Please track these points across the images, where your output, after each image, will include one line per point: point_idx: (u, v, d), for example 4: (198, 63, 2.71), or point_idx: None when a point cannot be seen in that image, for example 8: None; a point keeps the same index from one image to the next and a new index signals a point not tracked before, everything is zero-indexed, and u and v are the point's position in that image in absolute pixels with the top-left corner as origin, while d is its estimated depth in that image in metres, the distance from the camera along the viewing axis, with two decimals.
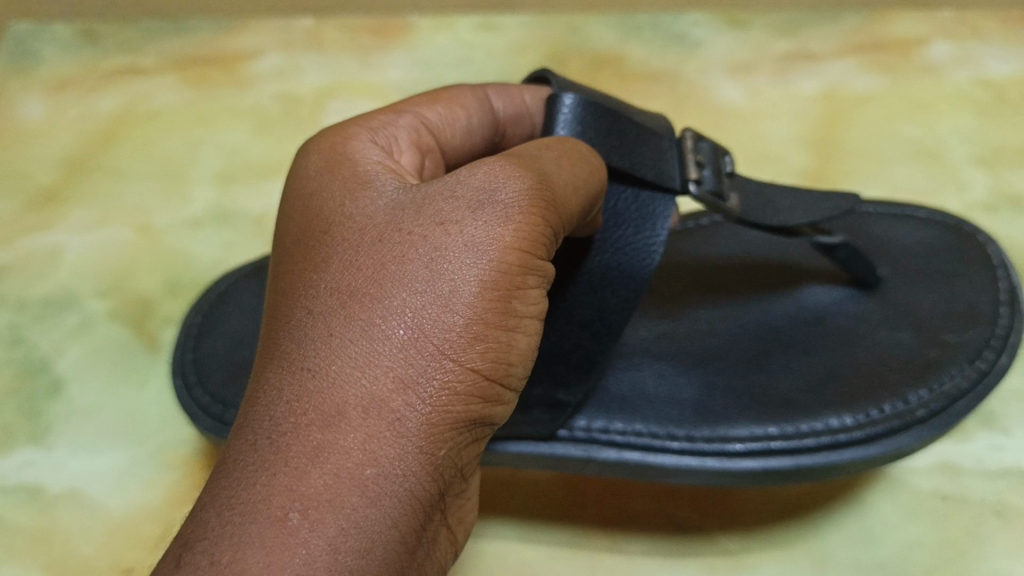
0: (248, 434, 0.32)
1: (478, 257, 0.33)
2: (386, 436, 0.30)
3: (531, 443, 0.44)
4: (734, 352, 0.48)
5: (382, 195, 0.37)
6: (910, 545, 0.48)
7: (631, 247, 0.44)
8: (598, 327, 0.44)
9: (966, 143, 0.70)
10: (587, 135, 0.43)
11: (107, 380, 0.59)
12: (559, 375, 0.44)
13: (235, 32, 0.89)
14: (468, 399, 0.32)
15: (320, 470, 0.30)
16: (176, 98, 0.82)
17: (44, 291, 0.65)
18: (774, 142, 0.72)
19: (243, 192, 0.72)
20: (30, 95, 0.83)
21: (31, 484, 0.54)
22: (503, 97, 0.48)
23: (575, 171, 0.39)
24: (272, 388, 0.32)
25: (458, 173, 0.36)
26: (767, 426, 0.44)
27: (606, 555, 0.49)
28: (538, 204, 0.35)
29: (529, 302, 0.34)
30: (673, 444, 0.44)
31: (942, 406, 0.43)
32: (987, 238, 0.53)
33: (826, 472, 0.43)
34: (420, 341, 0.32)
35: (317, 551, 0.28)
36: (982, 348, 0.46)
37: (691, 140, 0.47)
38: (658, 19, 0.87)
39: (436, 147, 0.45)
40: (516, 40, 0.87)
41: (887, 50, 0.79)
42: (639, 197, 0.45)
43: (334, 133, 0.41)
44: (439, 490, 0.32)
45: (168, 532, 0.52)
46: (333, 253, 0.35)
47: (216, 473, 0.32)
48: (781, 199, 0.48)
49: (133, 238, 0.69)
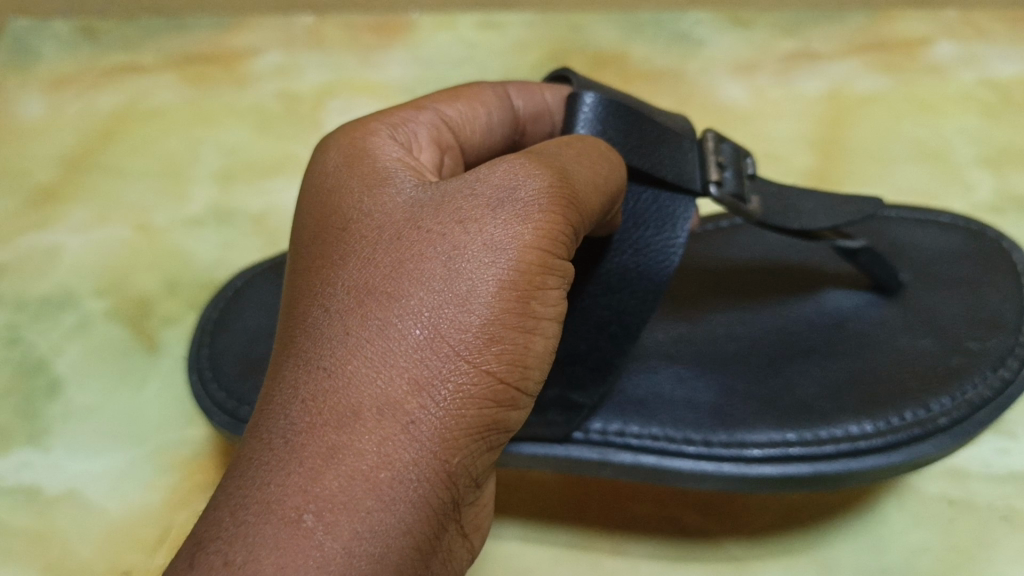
0: (262, 433, 0.31)
1: (497, 256, 0.33)
2: (402, 438, 0.30)
3: (546, 445, 0.44)
4: (753, 356, 0.47)
5: (399, 192, 0.36)
6: (917, 549, 0.48)
7: (650, 248, 0.44)
8: (616, 329, 0.43)
9: (972, 144, 0.70)
10: (607, 135, 0.43)
11: (107, 380, 0.58)
12: (576, 377, 0.43)
13: (235, 29, 0.88)
14: (486, 402, 0.32)
15: (335, 471, 0.29)
16: (175, 96, 0.81)
17: (41, 290, 0.64)
18: (779, 142, 0.72)
19: (244, 190, 0.71)
20: (27, 92, 0.82)
21: (29, 485, 0.53)
22: (523, 95, 0.48)
23: (597, 170, 0.38)
24: (287, 386, 0.32)
25: (477, 171, 0.35)
26: (784, 431, 0.43)
27: (609, 558, 0.49)
28: (559, 204, 0.35)
29: (548, 304, 0.34)
30: (689, 449, 0.43)
31: (964, 415, 0.43)
32: (1011, 245, 0.52)
33: (842, 479, 0.42)
34: (437, 341, 0.31)
35: (331, 554, 0.27)
36: (1005, 356, 0.46)
37: (714, 141, 0.46)
38: (662, 18, 0.87)
39: (455, 145, 0.44)
40: (519, 38, 0.87)
41: (893, 50, 0.79)
42: (659, 197, 0.44)
43: (353, 129, 0.41)
44: (455, 496, 0.31)
45: (168, 534, 0.51)
46: (350, 251, 0.35)
47: (228, 472, 0.31)
48: (803, 202, 0.48)
49: (132, 236, 0.68)
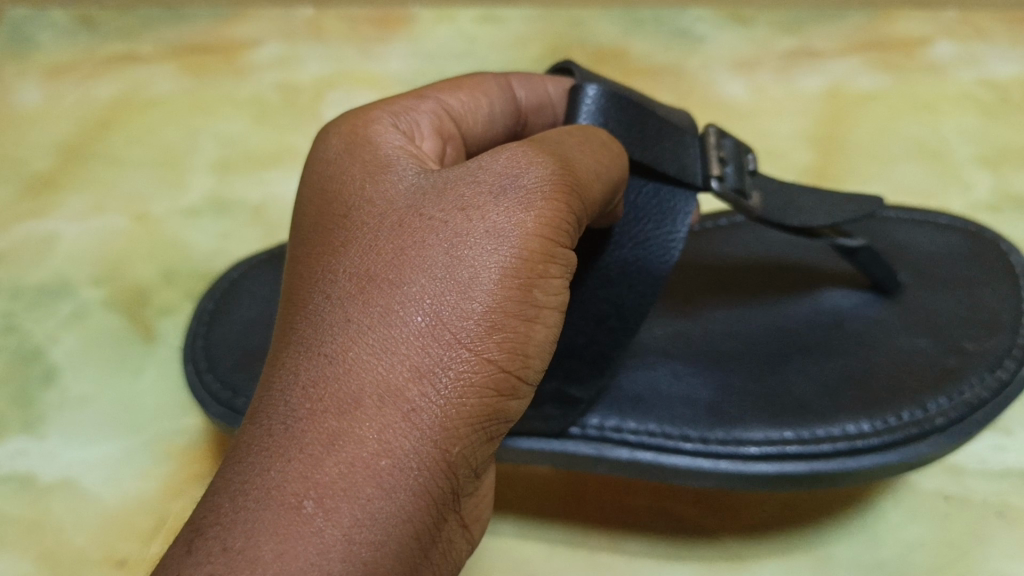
0: (263, 419, 0.31)
1: (499, 244, 0.33)
2: (402, 426, 0.30)
3: (543, 440, 0.44)
4: (750, 354, 0.48)
5: (401, 179, 0.36)
6: (912, 545, 0.48)
7: (649, 242, 0.44)
8: (615, 322, 0.43)
9: (970, 143, 0.70)
10: (609, 128, 0.43)
11: (103, 370, 0.58)
12: (573, 370, 0.44)
13: (236, 21, 0.88)
14: (486, 391, 0.32)
15: (335, 458, 0.29)
16: (173, 86, 0.81)
17: (37, 278, 0.64)
18: (779, 138, 0.72)
19: (243, 179, 0.71)
20: (24, 79, 0.82)
21: (23, 473, 0.53)
22: (526, 86, 0.48)
23: (599, 160, 0.38)
24: (288, 372, 0.32)
25: (480, 159, 0.35)
26: (782, 429, 0.44)
27: (607, 553, 0.49)
28: (562, 193, 0.35)
29: (550, 292, 0.34)
30: (686, 445, 0.43)
31: (961, 415, 0.43)
32: (1009, 247, 0.53)
33: (838, 478, 0.42)
34: (438, 328, 0.31)
35: (331, 541, 0.28)
36: (1002, 358, 0.46)
37: (715, 136, 0.47)
38: (663, 14, 0.87)
39: (457, 135, 0.44)
40: (519, 32, 0.87)
41: (891, 49, 0.79)
42: (660, 191, 0.45)
43: (355, 117, 0.41)
44: (454, 487, 0.31)
45: (163, 524, 0.50)
46: (351, 237, 0.35)
47: (227, 459, 0.31)
48: (803, 199, 0.48)
49: (130, 225, 0.68)
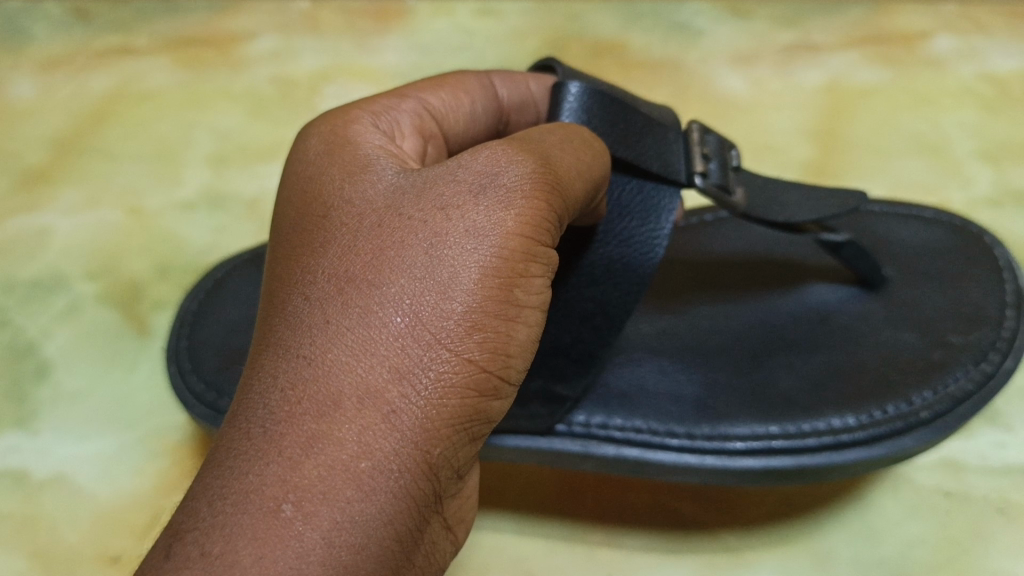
0: (242, 423, 0.31)
1: (479, 243, 0.33)
2: (382, 428, 0.30)
3: (529, 438, 0.43)
4: (736, 350, 0.47)
5: (381, 179, 0.36)
6: (912, 543, 0.48)
7: (634, 240, 0.44)
8: (600, 320, 0.43)
9: (970, 138, 0.69)
10: (592, 125, 0.43)
11: (97, 366, 0.58)
12: (558, 368, 0.43)
13: (232, 14, 0.88)
14: (467, 392, 0.31)
15: (314, 461, 0.29)
16: (168, 79, 0.81)
17: (30, 273, 0.64)
18: (776, 133, 0.71)
19: (238, 174, 0.71)
20: (19, 73, 0.82)
21: (17, 469, 0.53)
22: (508, 84, 0.48)
23: (579, 155, 0.38)
24: (267, 375, 0.32)
25: (459, 158, 0.35)
26: (768, 424, 0.43)
27: (603, 550, 0.48)
28: (542, 189, 0.34)
29: (531, 291, 0.33)
30: (672, 442, 0.43)
31: (946, 409, 0.43)
32: (993, 239, 0.52)
33: (826, 473, 0.42)
34: (418, 328, 0.31)
35: (311, 544, 0.27)
36: (987, 350, 0.45)
37: (698, 132, 0.47)
38: (661, 8, 0.86)
39: (439, 134, 0.44)
40: (516, 26, 0.86)
41: (890, 43, 0.78)
42: (644, 187, 0.44)
43: (335, 116, 0.41)
44: (435, 488, 0.31)
45: (157, 520, 0.50)
46: (331, 239, 0.34)
47: (207, 462, 0.31)
48: (786, 195, 0.48)
49: (124, 220, 0.68)
